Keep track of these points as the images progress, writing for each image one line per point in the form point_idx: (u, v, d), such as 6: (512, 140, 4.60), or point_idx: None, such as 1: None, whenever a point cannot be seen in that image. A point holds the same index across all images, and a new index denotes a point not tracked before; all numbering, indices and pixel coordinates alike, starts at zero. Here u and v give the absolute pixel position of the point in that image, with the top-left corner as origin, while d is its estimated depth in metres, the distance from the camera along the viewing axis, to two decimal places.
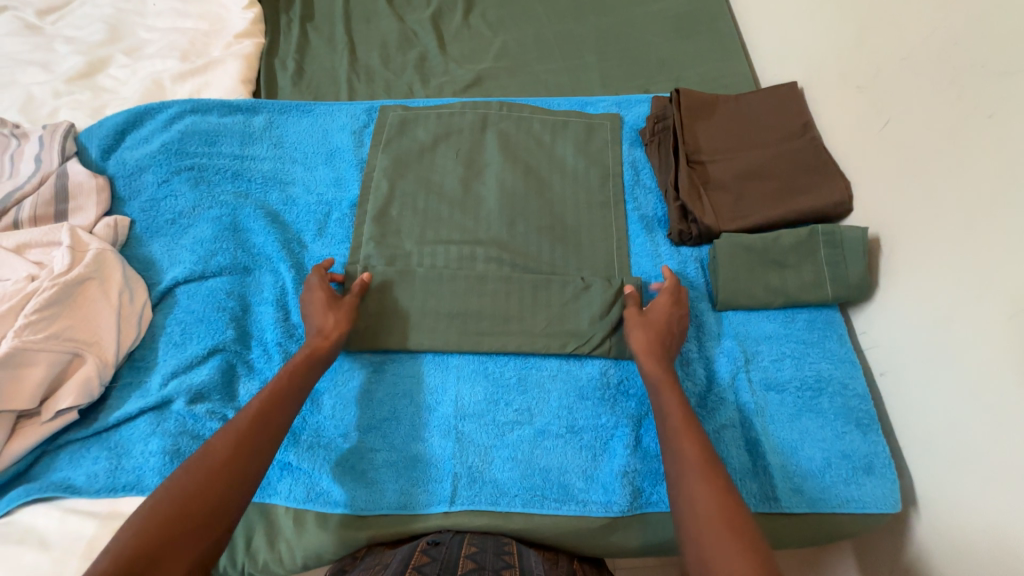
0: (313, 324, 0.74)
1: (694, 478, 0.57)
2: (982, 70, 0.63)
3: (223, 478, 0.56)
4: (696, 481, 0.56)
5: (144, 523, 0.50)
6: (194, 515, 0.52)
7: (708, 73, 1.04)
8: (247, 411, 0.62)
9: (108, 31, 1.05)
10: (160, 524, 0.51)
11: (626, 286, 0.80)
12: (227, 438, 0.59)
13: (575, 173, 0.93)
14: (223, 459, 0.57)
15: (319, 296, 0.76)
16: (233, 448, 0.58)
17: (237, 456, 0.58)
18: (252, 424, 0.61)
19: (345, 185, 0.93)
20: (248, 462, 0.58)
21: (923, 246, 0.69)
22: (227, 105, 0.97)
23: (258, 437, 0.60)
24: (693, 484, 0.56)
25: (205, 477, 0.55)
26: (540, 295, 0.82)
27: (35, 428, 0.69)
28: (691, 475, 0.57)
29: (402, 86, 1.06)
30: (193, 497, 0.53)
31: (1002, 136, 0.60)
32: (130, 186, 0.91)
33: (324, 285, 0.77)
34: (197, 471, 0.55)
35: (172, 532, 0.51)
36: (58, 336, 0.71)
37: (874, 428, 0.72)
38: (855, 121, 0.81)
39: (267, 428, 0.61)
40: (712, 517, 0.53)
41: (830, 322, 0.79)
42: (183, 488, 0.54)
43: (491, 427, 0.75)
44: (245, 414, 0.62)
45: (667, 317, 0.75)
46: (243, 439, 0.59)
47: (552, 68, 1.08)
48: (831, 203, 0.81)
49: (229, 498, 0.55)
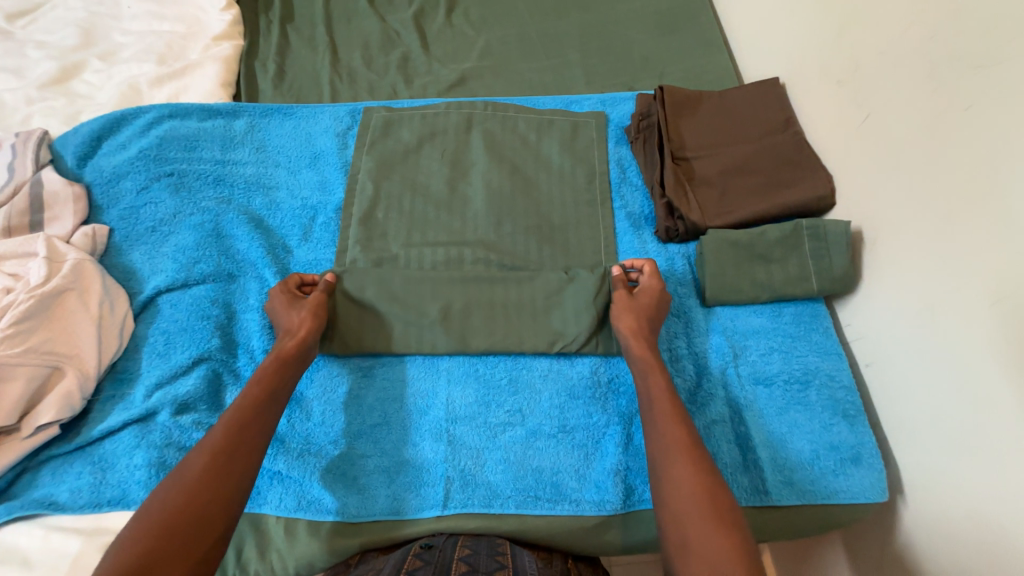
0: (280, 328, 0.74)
1: (677, 463, 0.59)
2: (960, 62, 0.63)
3: (203, 490, 0.56)
4: (678, 464, 0.59)
5: (130, 542, 0.51)
6: (179, 529, 0.53)
7: (691, 69, 1.05)
8: (222, 422, 0.62)
9: (81, 35, 1.03)
10: (145, 541, 0.51)
11: (611, 269, 0.81)
12: (203, 451, 0.59)
13: (561, 172, 0.93)
14: (200, 471, 0.57)
15: (282, 298, 0.76)
16: (211, 458, 0.58)
17: (216, 466, 0.58)
18: (230, 432, 0.61)
19: (330, 188, 0.92)
20: (229, 472, 0.58)
21: (905, 238, 0.70)
22: (206, 109, 0.95)
23: (235, 446, 0.60)
24: (676, 469, 0.59)
25: (186, 490, 0.55)
26: (526, 294, 0.81)
27: (15, 445, 0.67)
28: (675, 461, 0.59)
29: (385, 87, 1.05)
30: (176, 512, 0.54)
31: (980, 128, 0.61)
32: (108, 194, 0.89)
33: (286, 288, 0.78)
34: (177, 486, 0.56)
35: (159, 547, 0.51)
36: (36, 349, 0.69)
37: (861, 419, 0.73)
38: (837, 115, 0.81)
39: (242, 436, 0.61)
40: (694, 502, 0.55)
41: (816, 315, 0.80)
42: (165, 504, 0.54)
43: (482, 429, 0.75)
44: (219, 425, 0.61)
45: (649, 305, 0.75)
46: (219, 449, 0.59)
47: (536, 66, 1.07)
48: (815, 197, 0.81)
49: (213, 508, 0.55)
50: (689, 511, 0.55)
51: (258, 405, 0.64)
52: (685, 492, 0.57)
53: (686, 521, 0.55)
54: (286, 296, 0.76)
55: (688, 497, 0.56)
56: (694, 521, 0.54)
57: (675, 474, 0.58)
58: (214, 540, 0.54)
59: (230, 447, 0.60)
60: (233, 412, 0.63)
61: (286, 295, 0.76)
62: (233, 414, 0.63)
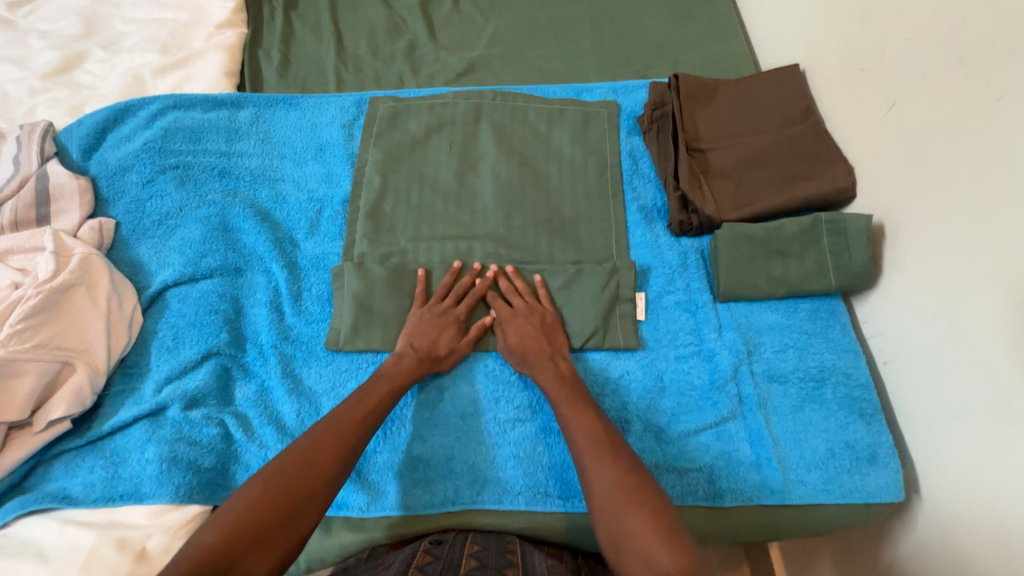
0: (423, 342, 0.74)
1: (594, 464, 0.59)
2: (993, 50, 0.61)
3: (320, 474, 0.57)
4: (597, 466, 0.59)
5: (251, 506, 0.52)
6: (295, 506, 0.54)
7: (707, 57, 1.01)
8: (350, 413, 0.63)
9: (84, 24, 1.01)
10: (259, 509, 0.52)
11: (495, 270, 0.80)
12: (331, 437, 0.60)
13: (572, 163, 0.91)
14: (327, 456, 0.58)
15: (451, 331, 0.75)
16: (337, 446, 0.59)
17: (340, 451, 0.59)
18: (352, 421, 0.62)
19: (336, 180, 0.91)
20: (345, 461, 0.59)
21: (928, 233, 0.68)
22: (210, 99, 0.94)
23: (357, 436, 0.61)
24: (596, 465, 0.59)
25: (309, 469, 0.56)
26: (527, 286, 0.80)
27: (28, 439, 0.68)
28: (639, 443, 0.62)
29: (392, 76, 1.02)
30: (301, 487, 0.55)
31: (1011, 118, 0.59)
32: (113, 187, 0.88)
33: (459, 312, 0.77)
34: (302, 464, 0.56)
35: (273, 521, 0.52)
36: (46, 345, 0.69)
37: (877, 418, 0.71)
38: (859, 104, 0.79)
39: (365, 428, 0.63)
40: None
41: (833, 311, 0.79)
42: (284, 476, 0.55)
43: (492, 425, 0.74)
44: (349, 415, 0.63)
45: (540, 308, 0.78)
46: (343, 439, 0.60)
47: (546, 54, 1.05)
48: (834, 190, 0.79)
49: (325, 493, 0.56)
50: (611, 505, 0.55)
51: (379, 403, 0.66)
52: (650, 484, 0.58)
53: (615, 516, 0.54)
54: (455, 327, 0.76)
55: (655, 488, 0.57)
56: (610, 514, 0.55)
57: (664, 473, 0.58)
58: (310, 527, 0.55)
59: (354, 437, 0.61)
60: (357, 402, 0.65)
61: (455, 325, 0.76)
62: (360, 405, 0.65)
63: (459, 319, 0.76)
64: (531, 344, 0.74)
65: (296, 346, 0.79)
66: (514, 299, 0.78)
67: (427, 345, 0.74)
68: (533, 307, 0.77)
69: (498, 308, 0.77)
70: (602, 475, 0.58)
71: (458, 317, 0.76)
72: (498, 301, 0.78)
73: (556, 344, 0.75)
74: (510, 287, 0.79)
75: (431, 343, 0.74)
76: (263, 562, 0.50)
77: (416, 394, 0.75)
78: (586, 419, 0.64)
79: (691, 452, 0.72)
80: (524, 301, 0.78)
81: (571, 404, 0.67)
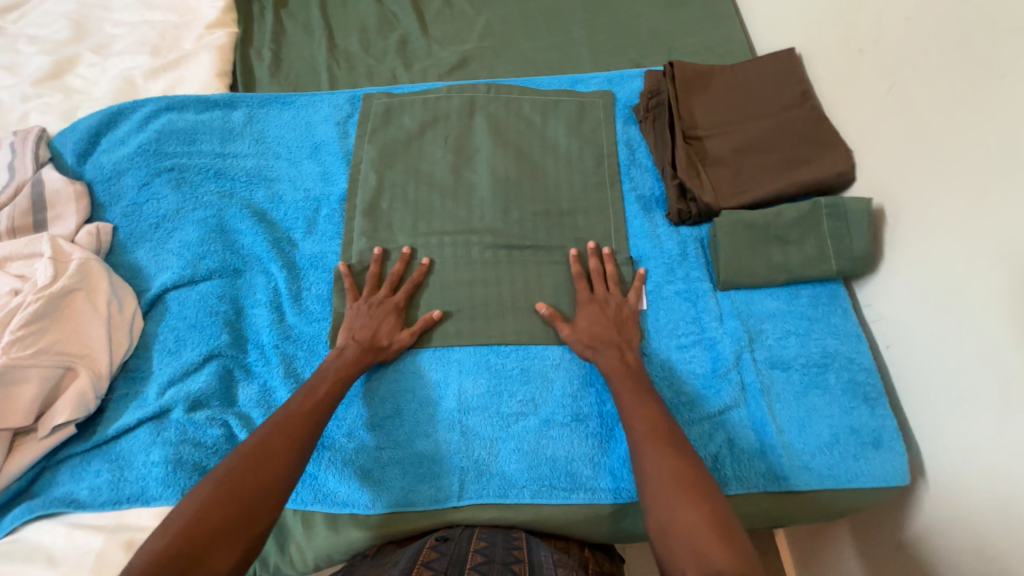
0: (364, 333, 0.74)
1: (650, 450, 0.59)
2: (994, 27, 0.60)
3: (272, 467, 0.57)
4: (653, 456, 0.59)
5: (204, 507, 0.52)
6: (249, 501, 0.54)
7: (702, 43, 1.00)
8: (295, 409, 0.63)
9: (73, 28, 1.01)
10: (210, 509, 0.51)
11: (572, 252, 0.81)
12: (279, 432, 0.60)
13: (568, 154, 0.90)
14: (278, 450, 0.58)
15: (391, 320, 0.76)
16: (287, 440, 0.59)
17: (290, 446, 0.59)
18: (299, 417, 0.62)
19: (332, 178, 0.90)
20: (299, 453, 0.60)
21: (930, 215, 0.67)
22: (203, 100, 0.93)
23: (305, 428, 0.62)
24: (652, 452, 0.59)
25: (259, 468, 0.56)
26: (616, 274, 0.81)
27: (33, 445, 0.68)
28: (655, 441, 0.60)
29: (385, 72, 1.02)
30: (253, 481, 0.55)
31: (1013, 96, 0.58)
32: (109, 191, 0.88)
33: (397, 301, 0.77)
34: (253, 460, 0.56)
35: (228, 521, 0.51)
36: (48, 351, 0.69)
37: (881, 402, 0.71)
38: (857, 86, 0.78)
39: (315, 422, 0.63)
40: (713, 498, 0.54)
41: (835, 296, 0.78)
42: (234, 473, 0.55)
43: (495, 419, 0.74)
44: (293, 411, 0.63)
45: (617, 298, 0.78)
46: (293, 433, 0.61)
47: (540, 45, 1.04)
48: (833, 173, 0.78)
49: (281, 483, 0.56)
50: (666, 492, 0.55)
51: (326, 398, 0.66)
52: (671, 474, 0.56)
53: (668, 508, 0.54)
54: (395, 315, 0.77)
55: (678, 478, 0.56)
56: (660, 501, 0.55)
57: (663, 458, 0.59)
58: (271, 519, 0.54)
59: (303, 429, 0.61)
60: (304, 399, 0.65)
61: (394, 313, 0.77)
62: (306, 401, 0.65)
63: (397, 307, 0.77)
64: (599, 332, 0.74)
65: (298, 346, 0.78)
66: (597, 284, 0.79)
67: (369, 335, 0.74)
68: (609, 297, 0.78)
69: (580, 290, 0.78)
70: (660, 462, 0.58)
71: (396, 305, 0.77)
72: (581, 281, 0.79)
73: (625, 335, 0.75)
74: (599, 269, 0.80)
75: (372, 333, 0.74)
76: (224, 557, 0.50)
77: (364, 383, 0.76)
78: (646, 409, 0.64)
79: (696, 441, 0.72)
80: (602, 291, 0.78)
81: (632, 393, 0.67)
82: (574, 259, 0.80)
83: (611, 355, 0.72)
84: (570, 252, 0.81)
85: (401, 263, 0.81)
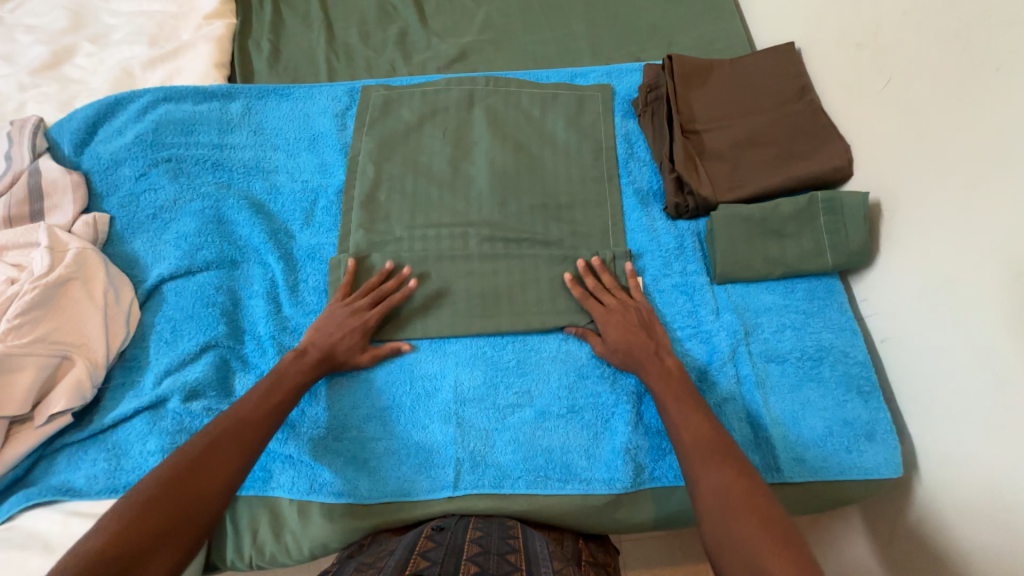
0: (325, 340, 0.72)
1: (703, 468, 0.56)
2: (990, 20, 0.60)
3: (220, 467, 0.56)
4: (705, 466, 0.56)
5: (145, 507, 0.50)
6: (194, 504, 0.52)
7: (702, 37, 1.00)
8: (248, 406, 0.62)
9: (70, 18, 1.00)
10: (151, 508, 0.50)
11: (569, 275, 0.79)
12: (229, 432, 0.59)
13: (566, 148, 0.90)
14: (227, 450, 0.57)
15: (355, 336, 0.73)
16: (238, 440, 0.59)
17: (240, 447, 0.58)
18: (254, 420, 0.61)
19: (330, 171, 0.90)
20: (249, 454, 0.59)
21: (926, 210, 0.67)
22: (201, 92, 0.93)
23: (259, 429, 0.61)
24: (704, 468, 0.56)
25: (206, 468, 0.55)
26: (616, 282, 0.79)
27: (29, 434, 0.68)
28: (704, 458, 0.57)
29: (383, 64, 1.01)
30: (199, 481, 0.54)
31: (1008, 89, 0.58)
32: (106, 181, 0.88)
33: (369, 318, 0.74)
34: (204, 461, 0.55)
35: (168, 523, 0.50)
36: (44, 339, 0.69)
37: (875, 395, 0.71)
38: (855, 81, 0.78)
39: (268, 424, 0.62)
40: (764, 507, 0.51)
41: (830, 291, 0.78)
42: (180, 472, 0.53)
43: (491, 411, 0.74)
44: (244, 408, 0.62)
45: (633, 303, 0.76)
46: (246, 432, 0.60)
47: (539, 38, 1.03)
48: (831, 168, 0.78)
49: (227, 483, 0.55)
50: (720, 508, 0.52)
51: (283, 400, 0.65)
52: (721, 488, 0.54)
53: (720, 523, 0.51)
54: (361, 332, 0.74)
55: (727, 491, 0.53)
56: (716, 517, 0.52)
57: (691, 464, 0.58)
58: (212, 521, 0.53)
59: (257, 429, 0.61)
60: (259, 401, 0.63)
61: (361, 330, 0.74)
62: (264, 400, 0.64)
63: (365, 325, 0.74)
64: (635, 342, 0.71)
65: (294, 337, 0.79)
66: (606, 297, 0.77)
67: (328, 344, 0.72)
68: (626, 303, 0.76)
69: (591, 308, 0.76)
70: (714, 478, 0.55)
71: (365, 324, 0.74)
72: (589, 300, 0.76)
73: (658, 338, 0.73)
74: (598, 285, 0.78)
75: (333, 343, 0.72)
76: (162, 559, 0.48)
77: (355, 372, 0.76)
78: (694, 419, 0.62)
79: None
80: (617, 300, 0.76)
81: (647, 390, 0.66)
82: (570, 283, 0.78)
83: (653, 364, 0.69)
84: (567, 276, 0.79)
85: (394, 282, 0.78)
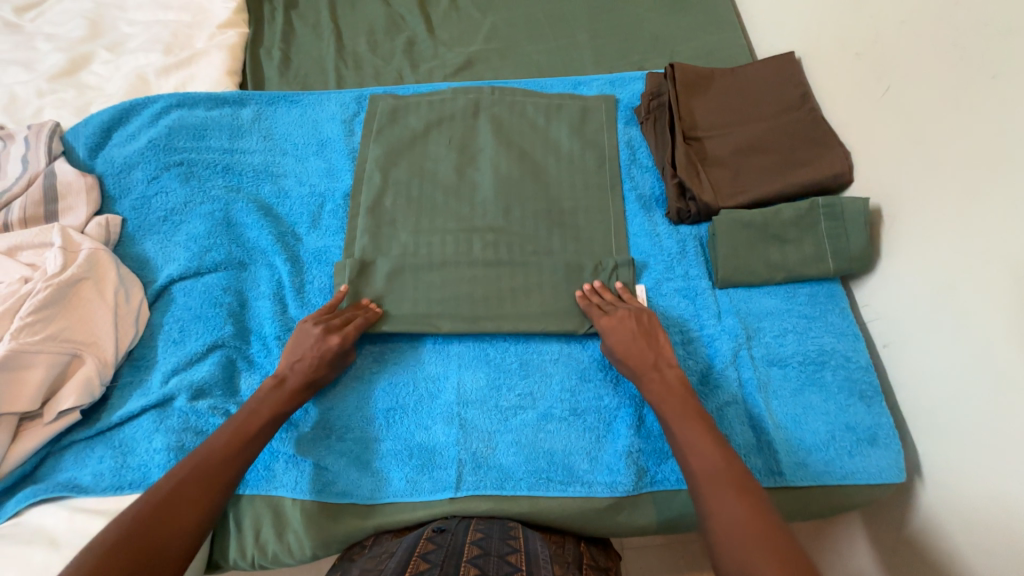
0: (303, 365, 0.71)
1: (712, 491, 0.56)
2: (987, 29, 0.61)
3: (187, 509, 0.56)
4: (710, 481, 0.56)
5: (107, 553, 0.49)
6: (158, 548, 0.52)
7: (703, 47, 1.02)
8: (217, 444, 0.63)
9: (89, 26, 1.03)
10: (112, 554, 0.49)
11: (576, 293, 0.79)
12: (197, 472, 0.59)
13: (570, 156, 0.92)
14: (194, 492, 0.57)
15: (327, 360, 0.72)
16: (205, 481, 0.59)
17: (207, 488, 0.59)
18: (224, 458, 0.61)
19: (338, 175, 0.92)
20: (216, 495, 0.59)
21: (926, 216, 0.68)
22: (213, 98, 0.95)
23: (228, 468, 0.61)
24: (720, 501, 0.54)
25: (172, 511, 0.55)
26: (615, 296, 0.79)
27: (38, 430, 0.69)
28: (708, 484, 0.57)
29: (391, 72, 1.04)
30: (165, 525, 0.54)
31: (1005, 96, 0.59)
32: (119, 184, 0.90)
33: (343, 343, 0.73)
34: (170, 504, 0.55)
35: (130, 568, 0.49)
36: (55, 337, 0.70)
37: (878, 400, 0.71)
38: (854, 89, 0.79)
39: (238, 463, 0.62)
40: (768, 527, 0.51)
41: (832, 296, 0.79)
42: (145, 516, 0.54)
43: (493, 413, 0.75)
44: (214, 447, 0.62)
45: (634, 306, 0.76)
46: (213, 472, 0.60)
47: (543, 47, 1.06)
48: (832, 174, 0.79)
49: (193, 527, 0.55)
50: (728, 537, 0.51)
51: (255, 432, 0.65)
52: (726, 515, 0.53)
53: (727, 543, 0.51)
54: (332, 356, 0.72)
55: (731, 516, 0.53)
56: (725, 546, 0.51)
57: (701, 492, 0.57)
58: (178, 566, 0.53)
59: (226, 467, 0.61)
60: (229, 439, 0.63)
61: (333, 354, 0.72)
62: (235, 435, 0.64)
63: (336, 348, 0.72)
64: (634, 349, 0.71)
65: None
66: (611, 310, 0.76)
67: (306, 369, 0.71)
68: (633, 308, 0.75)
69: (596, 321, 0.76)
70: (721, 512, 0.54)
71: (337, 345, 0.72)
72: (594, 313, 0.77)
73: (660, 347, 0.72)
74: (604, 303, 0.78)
75: (311, 368, 0.71)
76: None
77: (359, 373, 0.77)
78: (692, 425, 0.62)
79: None
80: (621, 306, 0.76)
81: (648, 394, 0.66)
82: (581, 298, 0.78)
83: (652, 377, 0.69)
84: (575, 294, 0.80)
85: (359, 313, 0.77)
